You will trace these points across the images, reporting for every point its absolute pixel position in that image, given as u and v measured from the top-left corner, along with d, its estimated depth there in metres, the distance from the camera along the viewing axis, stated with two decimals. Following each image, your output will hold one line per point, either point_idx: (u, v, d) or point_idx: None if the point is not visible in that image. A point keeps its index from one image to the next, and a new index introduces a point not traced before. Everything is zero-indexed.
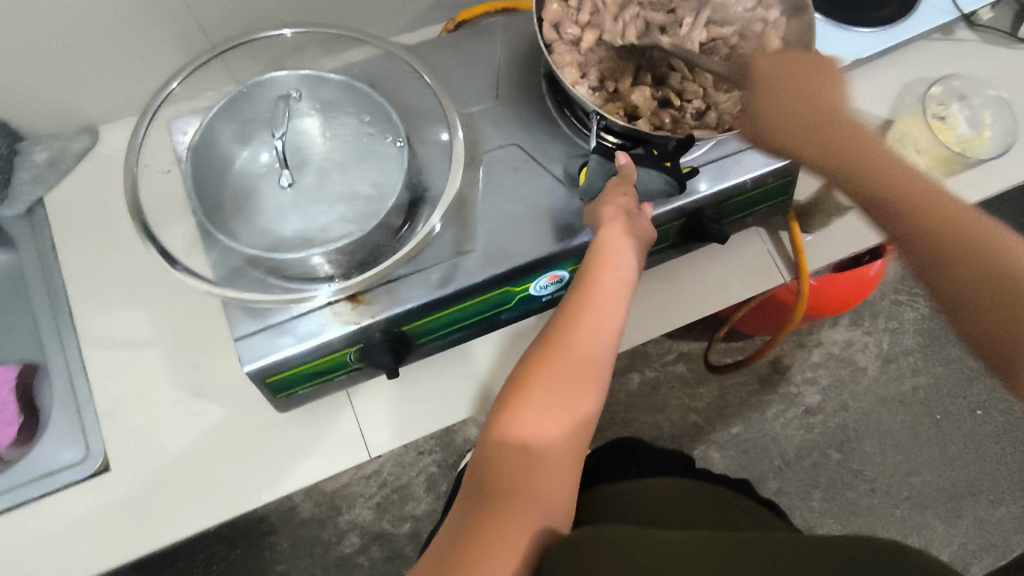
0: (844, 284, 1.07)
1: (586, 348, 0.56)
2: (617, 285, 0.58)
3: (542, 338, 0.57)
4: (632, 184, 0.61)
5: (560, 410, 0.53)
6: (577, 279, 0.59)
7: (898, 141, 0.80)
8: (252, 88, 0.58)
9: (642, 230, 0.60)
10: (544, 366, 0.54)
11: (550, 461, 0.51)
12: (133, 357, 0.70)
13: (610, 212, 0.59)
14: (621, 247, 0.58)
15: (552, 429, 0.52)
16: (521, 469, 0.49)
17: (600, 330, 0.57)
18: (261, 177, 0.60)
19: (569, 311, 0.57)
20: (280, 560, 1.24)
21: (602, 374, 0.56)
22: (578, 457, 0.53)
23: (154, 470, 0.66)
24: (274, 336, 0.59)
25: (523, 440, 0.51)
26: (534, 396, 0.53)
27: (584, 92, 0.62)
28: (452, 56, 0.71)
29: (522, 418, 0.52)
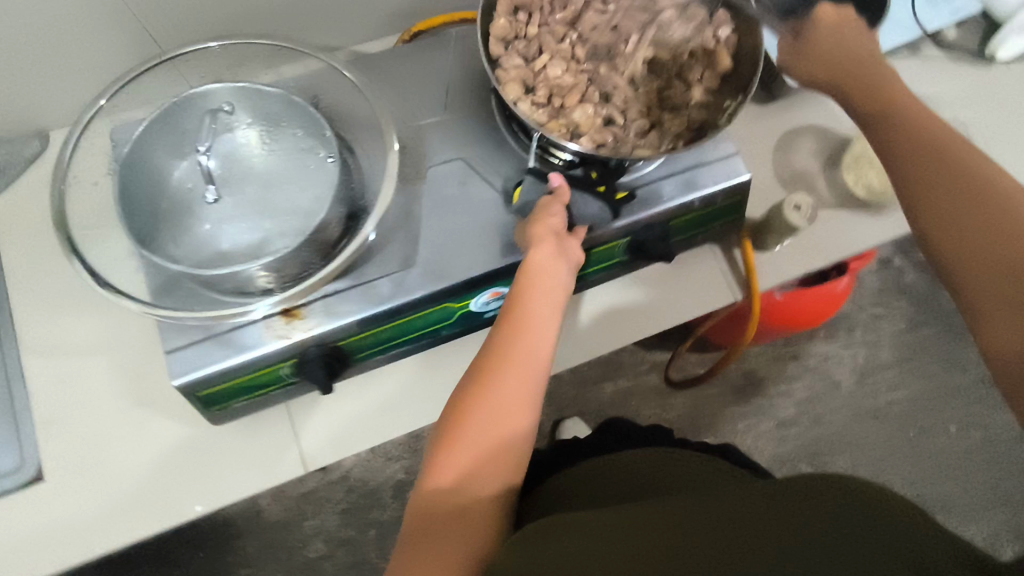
0: (813, 298, 1.06)
1: (519, 378, 0.57)
2: (546, 311, 0.60)
3: (473, 367, 0.58)
4: (564, 204, 0.61)
5: (491, 448, 0.55)
6: (507, 305, 0.60)
7: (854, 162, 0.79)
8: (188, 101, 0.59)
9: (573, 253, 0.61)
10: (474, 404, 0.55)
11: (480, 500, 0.53)
12: (74, 365, 0.69)
13: (540, 233, 0.60)
14: (549, 271, 0.60)
15: (482, 468, 0.54)
16: (456, 511, 0.52)
17: (534, 356, 0.58)
18: (187, 192, 0.57)
19: (498, 341, 0.58)
20: (244, 564, 1.23)
21: (535, 401, 0.58)
22: (511, 486, 0.56)
23: (89, 479, 0.66)
24: (205, 350, 0.59)
25: (452, 482, 0.53)
26: (467, 434, 0.54)
27: (527, 109, 0.61)
28: (402, 68, 0.70)
29: (452, 460, 0.54)
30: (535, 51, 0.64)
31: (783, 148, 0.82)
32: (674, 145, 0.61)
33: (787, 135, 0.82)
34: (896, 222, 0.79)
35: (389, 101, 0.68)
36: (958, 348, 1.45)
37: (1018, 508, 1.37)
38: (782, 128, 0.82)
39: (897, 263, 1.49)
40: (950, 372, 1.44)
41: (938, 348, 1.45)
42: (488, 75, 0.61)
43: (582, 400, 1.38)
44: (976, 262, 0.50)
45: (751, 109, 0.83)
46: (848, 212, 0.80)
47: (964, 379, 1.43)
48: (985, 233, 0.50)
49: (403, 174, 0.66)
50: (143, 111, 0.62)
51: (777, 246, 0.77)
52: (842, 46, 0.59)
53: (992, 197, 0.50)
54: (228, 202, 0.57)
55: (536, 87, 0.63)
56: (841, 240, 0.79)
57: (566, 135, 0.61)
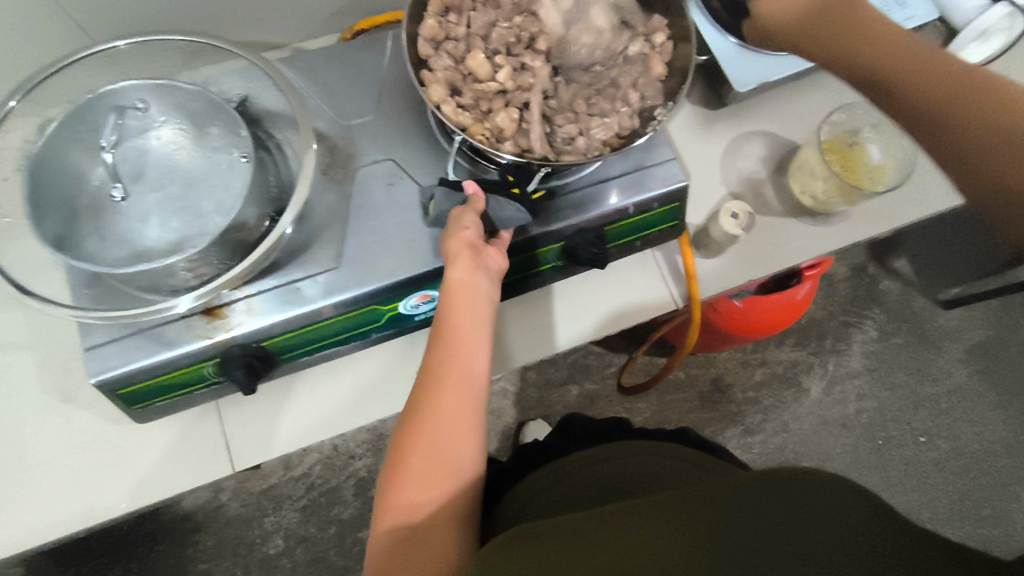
0: (772, 306, 1.05)
1: (455, 402, 0.57)
2: (477, 326, 0.59)
3: (411, 395, 0.58)
4: (475, 210, 0.58)
5: (437, 472, 0.55)
6: (436, 326, 0.59)
7: (799, 170, 0.79)
8: (100, 98, 0.58)
9: (493, 262, 0.60)
10: (417, 431, 0.56)
11: (438, 526, 0.54)
12: (3, 360, 0.69)
13: (454, 248, 0.57)
14: (472, 287, 0.58)
15: (431, 496, 0.54)
16: (413, 544, 0.53)
17: (467, 377, 0.58)
18: (94, 191, 0.56)
19: (431, 364, 0.58)
20: (202, 559, 1.23)
21: (476, 415, 0.58)
22: (467, 506, 0.56)
23: (11, 475, 0.66)
24: (122, 348, 0.58)
25: (407, 514, 0.54)
26: (410, 467, 0.55)
27: (451, 112, 0.61)
28: (337, 67, 0.70)
29: (402, 493, 0.54)
30: (464, 53, 0.64)
31: (731, 155, 0.81)
32: (599, 153, 0.61)
33: (735, 141, 0.82)
34: (841, 231, 0.79)
35: (321, 100, 0.68)
36: (928, 358, 1.44)
37: (982, 520, 1.37)
38: (730, 134, 0.82)
39: (870, 271, 1.48)
40: (919, 382, 1.43)
41: (907, 357, 1.44)
42: (411, 77, 0.61)
43: (548, 402, 1.37)
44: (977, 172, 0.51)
45: (700, 114, 0.82)
46: (794, 221, 0.79)
47: (933, 390, 1.43)
48: (986, 129, 0.50)
49: (331, 174, 0.65)
50: (56, 110, 0.61)
51: (720, 253, 0.77)
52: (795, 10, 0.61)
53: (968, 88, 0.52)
54: (136, 201, 0.56)
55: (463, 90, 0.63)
56: (785, 248, 0.78)
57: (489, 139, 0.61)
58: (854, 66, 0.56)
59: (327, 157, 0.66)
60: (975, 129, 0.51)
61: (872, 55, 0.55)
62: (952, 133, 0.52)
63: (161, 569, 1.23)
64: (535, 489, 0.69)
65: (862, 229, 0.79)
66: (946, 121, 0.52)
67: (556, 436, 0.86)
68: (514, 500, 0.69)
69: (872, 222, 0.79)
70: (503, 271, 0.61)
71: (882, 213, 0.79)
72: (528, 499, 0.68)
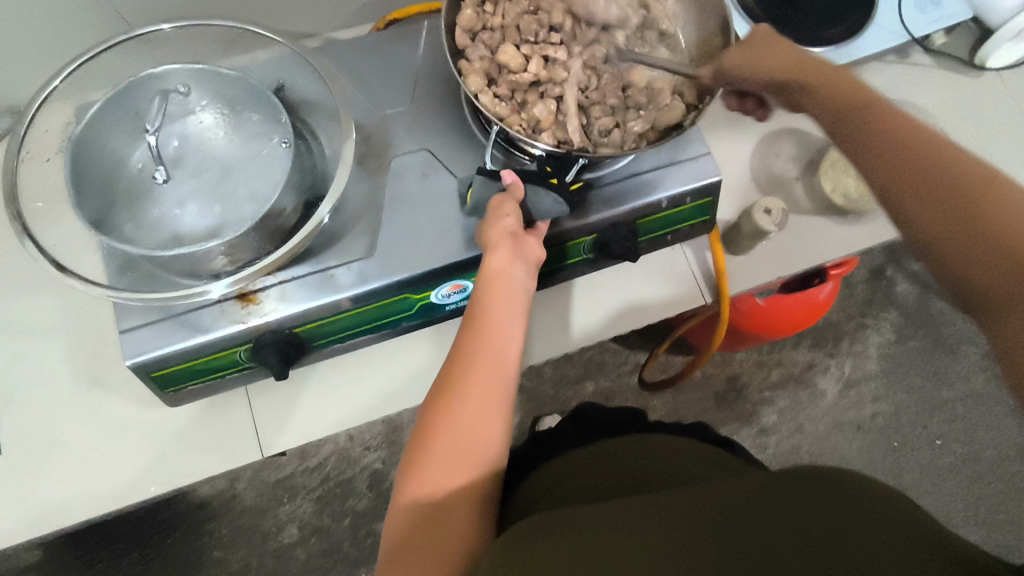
0: (794, 305, 1.05)
1: (483, 387, 0.56)
2: (509, 314, 0.59)
3: (441, 378, 0.58)
4: (518, 199, 0.59)
5: (461, 456, 0.54)
6: (470, 312, 0.59)
7: (832, 168, 0.79)
8: (144, 80, 0.58)
9: (531, 252, 0.60)
10: (444, 412, 0.55)
11: (458, 509, 0.53)
12: (35, 342, 0.69)
13: (494, 236, 0.58)
14: (508, 274, 0.59)
15: (453, 478, 0.53)
16: (431, 525, 0.51)
17: (497, 364, 0.58)
18: (137, 173, 0.57)
19: (463, 348, 0.58)
20: (217, 547, 1.24)
21: (504, 405, 0.57)
22: (489, 496, 0.55)
23: (43, 457, 0.66)
24: (158, 331, 0.58)
25: (426, 493, 0.53)
26: (435, 448, 0.54)
27: (489, 102, 0.61)
28: (371, 57, 0.70)
29: (424, 472, 0.53)
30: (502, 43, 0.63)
31: (761, 152, 0.81)
32: (637, 145, 0.61)
33: (765, 139, 0.81)
34: (871, 230, 0.78)
35: (356, 90, 0.68)
36: (945, 362, 1.44)
37: (997, 526, 1.36)
38: (760, 131, 0.81)
39: (889, 273, 1.47)
40: (936, 386, 1.42)
41: (924, 361, 1.44)
42: (450, 66, 0.61)
43: (563, 398, 1.36)
44: (967, 240, 0.42)
45: (730, 111, 0.82)
46: (824, 219, 0.79)
47: (950, 394, 1.42)
48: (962, 213, 0.42)
49: (366, 163, 0.65)
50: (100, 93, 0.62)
51: (750, 249, 0.77)
52: (775, 54, 0.55)
53: (947, 168, 0.44)
54: (178, 184, 0.57)
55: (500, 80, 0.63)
56: (814, 246, 0.78)
57: (526, 130, 0.61)
58: (852, 134, 0.49)
59: (362, 147, 0.66)
60: (925, 164, 0.45)
61: (844, 100, 0.51)
62: (919, 213, 0.44)
63: (176, 556, 1.23)
64: (551, 481, 0.68)
65: (893, 228, 0.78)
66: (887, 176, 0.46)
67: (570, 425, 0.86)
68: (530, 490, 0.68)
69: None
70: (542, 261, 0.61)
71: None
72: (544, 491, 0.67)
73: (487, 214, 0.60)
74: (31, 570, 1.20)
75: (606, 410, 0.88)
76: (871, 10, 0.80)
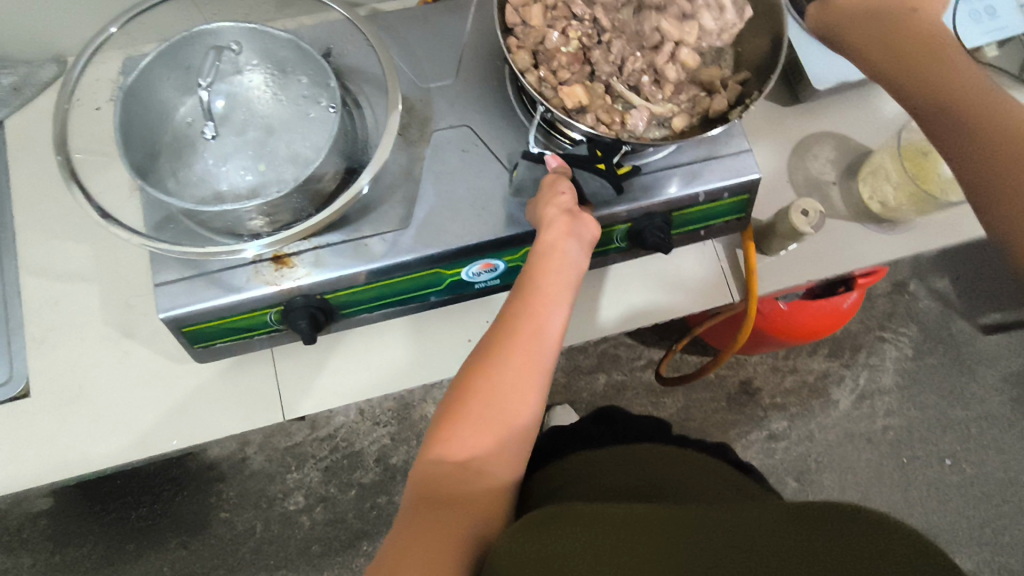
0: (819, 311, 1.04)
1: (525, 359, 0.57)
2: (557, 289, 0.59)
3: (482, 345, 0.58)
4: (568, 179, 0.60)
5: (496, 421, 0.54)
6: (520, 282, 0.59)
7: (871, 172, 0.78)
8: (196, 35, 0.58)
9: (586, 231, 0.60)
10: (482, 375, 0.55)
11: (485, 472, 0.53)
12: (68, 289, 0.70)
13: (549, 214, 0.58)
14: (562, 250, 0.58)
15: (485, 444, 0.54)
16: (459, 481, 0.52)
17: (539, 338, 0.58)
18: (185, 127, 0.58)
19: (507, 318, 0.58)
20: (224, 508, 1.26)
21: (541, 379, 0.57)
22: (514, 467, 0.55)
23: (71, 402, 0.67)
24: (193, 287, 0.59)
25: (457, 454, 0.53)
26: (471, 409, 0.54)
27: (535, 82, 0.61)
28: (419, 28, 0.69)
29: (457, 433, 0.54)
30: (552, 23, 0.63)
31: (800, 152, 0.80)
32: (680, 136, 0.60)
33: (806, 139, 0.80)
34: (907, 241, 0.77)
35: (402, 61, 0.68)
36: (962, 382, 1.42)
37: (1000, 548, 1.35)
38: (801, 132, 0.81)
39: (911, 288, 1.46)
40: (951, 404, 1.41)
41: (941, 379, 1.42)
42: (499, 42, 0.60)
43: (575, 388, 1.36)
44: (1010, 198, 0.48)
45: (772, 108, 0.81)
46: (858, 225, 0.78)
47: (963, 414, 1.41)
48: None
49: (407, 135, 0.66)
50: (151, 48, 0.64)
51: (781, 251, 0.76)
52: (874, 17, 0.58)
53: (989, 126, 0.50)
54: (225, 140, 0.58)
55: (548, 60, 0.62)
56: (847, 251, 0.77)
57: (570, 111, 0.61)
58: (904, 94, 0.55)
59: (405, 118, 0.66)
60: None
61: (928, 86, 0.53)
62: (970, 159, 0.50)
63: (184, 513, 1.25)
64: (570, 479, 0.68)
65: (929, 239, 0.78)
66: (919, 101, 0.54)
67: (591, 423, 0.87)
68: (555, 482, 0.68)
69: (939, 233, 0.78)
70: (594, 243, 0.61)
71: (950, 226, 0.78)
72: (567, 485, 0.66)
73: (540, 191, 0.60)
74: (41, 516, 1.22)
75: (631, 416, 0.89)
76: None
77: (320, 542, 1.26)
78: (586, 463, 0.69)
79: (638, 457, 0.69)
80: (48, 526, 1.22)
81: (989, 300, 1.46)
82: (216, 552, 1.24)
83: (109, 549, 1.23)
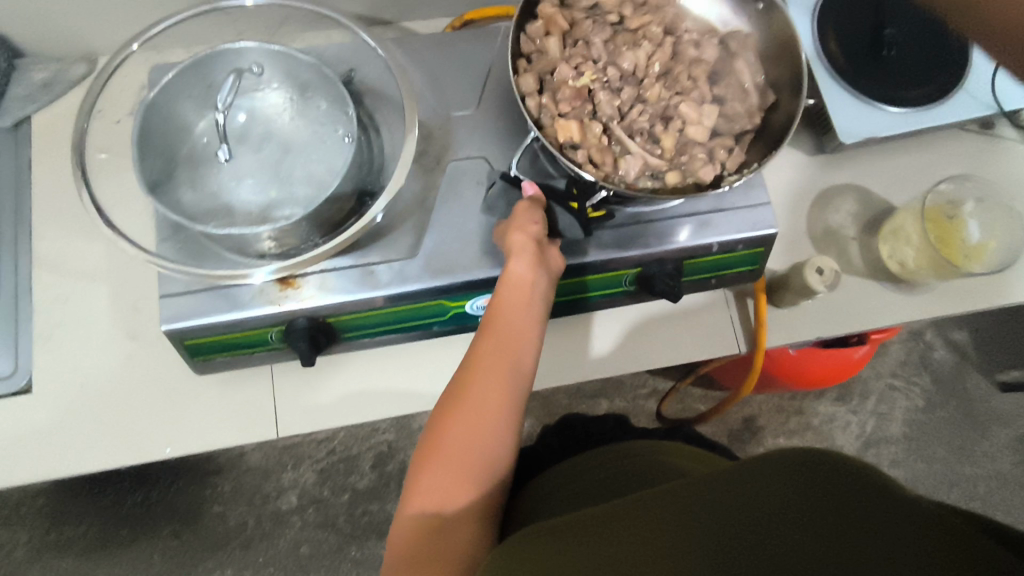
0: (827, 360, 1.02)
1: (498, 391, 0.56)
2: (528, 321, 0.58)
3: (452, 384, 0.57)
4: (542, 210, 0.60)
5: (472, 462, 0.54)
6: (487, 317, 0.59)
7: (892, 233, 0.76)
8: (219, 53, 0.58)
9: (552, 261, 0.60)
10: (455, 415, 0.55)
11: (465, 519, 0.53)
12: (78, 287, 0.71)
13: (519, 242, 0.58)
14: (532, 280, 0.58)
15: (461, 486, 0.53)
16: (439, 535, 0.51)
17: (511, 370, 0.57)
18: (201, 146, 0.59)
19: (477, 353, 0.57)
20: (218, 501, 1.27)
21: (516, 410, 0.57)
22: (492, 504, 0.55)
23: (72, 401, 0.68)
24: (198, 302, 0.59)
25: (436, 501, 0.52)
26: (447, 451, 0.54)
27: (534, 107, 0.60)
28: (445, 55, 0.69)
29: (433, 478, 0.53)
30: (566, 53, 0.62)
31: (821, 205, 0.78)
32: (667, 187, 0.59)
33: (828, 191, 0.79)
34: (925, 304, 0.75)
35: (424, 88, 0.68)
36: (973, 439, 1.39)
37: None
38: (823, 183, 0.79)
39: (928, 337, 1.43)
40: (959, 460, 1.38)
41: (950, 434, 1.39)
42: (507, 62, 0.60)
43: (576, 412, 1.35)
44: None
45: (796, 157, 0.79)
46: (874, 284, 0.76)
47: (972, 471, 1.38)
48: None
49: (422, 162, 0.65)
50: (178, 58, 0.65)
51: (794, 304, 0.75)
52: None
53: None
54: (239, 162, 0.59)
55: (554, 88, 0.61)
56: (862, 310, 0.76)
57: (561, 145, 0.59)
58: None
59: (422, 145, 0.66)
60: None
61: None
62: None
63: (178, 503, 1.26)
64: (552, 487, 0.69)
65: (948, 305, 0.75)
66: None
67: (556, 437, 0.90)
68: (537, 500, 0.69)
69: (959, 300, 0.76)
70: (563, 271, 0.61)
71: (971, 293, 0.76)
72: (548, 495, 0.68)
73: (511, 219, 0.60)
74: (41, 493, 1.24)
75: (590, 421, 0.94)
76: (963, 76, 0.75)
77: (310, 544, 1.26)
78: (564, 484, 0.69)
79: (606, 462, 0.71)
80: (47, 503, 1.25)
81: (1007, 357, 1.42)
82: (207, 544, 1.26)
83: (102, 532, 1.24)
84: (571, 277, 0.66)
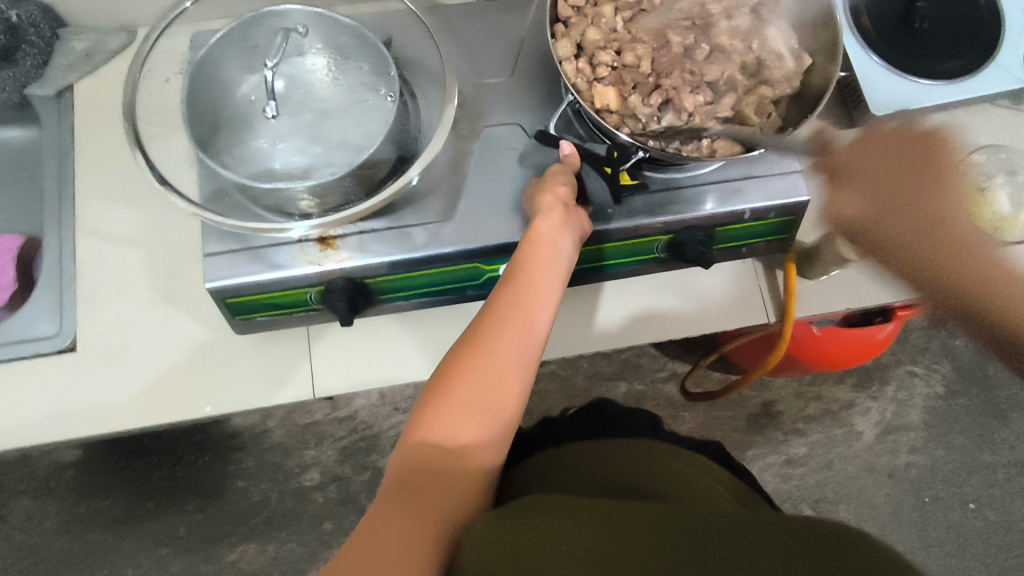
0: (849, 341, 1.03)
1: (517, 341, 0.55)
2: (554, 278, 0.58)
3: (472, 327, 0.56)
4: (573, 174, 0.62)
5: (487, 405, 0.52)
6: (512, 267, 0.59)
7: None
8: (264, 16, 0.59)
9: (579, 223, 0.61)
10: (474, 356, 0.54)
11: (472, 459, 0.51)
12: (118, 252, 0.73)
13: (547, 202, 0.60)
14: (558, 237, 0.59)
15: (474, 428, 0.51)
16: (443, 465, 0.50)
17: (531, 322, 0.56)
18: (247, 103, 0.60)
19: (500, 300, 0.57)
20: (242, 477, 1.28)
21: (533, 366, 0.55)
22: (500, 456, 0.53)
23: (113, 360, 0.70)
24: (240, 260, 0.60)
25: (445, 435, 0.51)
26: (459, 391, 0.52)
27: (571, 71, 0.61)
28: (479, 25, 0.70)
29: (446, 414, 0.51)
30: (603, 19, 0.63)
31: None
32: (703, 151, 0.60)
33: None
34: None
35: (459, 56, 0.69)
36: (993, 426, 1.38)
37: None
38: None
39: None
40: (978, 448, 1.37)
41: (970, 422, 1.39)
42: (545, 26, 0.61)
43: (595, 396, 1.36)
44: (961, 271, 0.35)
45: (824, 129, 0.80)
46: None
47: (992, 458, 1.37)
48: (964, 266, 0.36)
49: (458, 128, 0.66)
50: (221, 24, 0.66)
51: (822, 275, 0.75)
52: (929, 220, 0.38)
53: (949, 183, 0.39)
54: (283, 121, 0.60)
55: (591, 53, 0.62)
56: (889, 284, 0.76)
57: (597, 111, 0.61)
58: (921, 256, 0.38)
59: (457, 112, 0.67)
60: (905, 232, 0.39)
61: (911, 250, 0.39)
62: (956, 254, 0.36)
63: (203, 478, 1.28)
64: (562, 464, 0.67)
65: None
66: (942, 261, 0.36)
67: (584, 413, 0.86)
68: (533, 474, 0.67)
69: None
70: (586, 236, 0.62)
71: None
72: (552, 469, 0.66)
73: (543, 179, 0.62)
74: (69, 466, 1.26)
75: (623, 409, 0.88)
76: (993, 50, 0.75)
77: (331, 520, 1.29)
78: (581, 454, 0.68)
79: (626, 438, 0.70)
80: (74, 477, 1.26)
81: None
82: (231, 517, 1.28)
83: (129, 506, 1.26)
84: (601, 244, 0.67)
